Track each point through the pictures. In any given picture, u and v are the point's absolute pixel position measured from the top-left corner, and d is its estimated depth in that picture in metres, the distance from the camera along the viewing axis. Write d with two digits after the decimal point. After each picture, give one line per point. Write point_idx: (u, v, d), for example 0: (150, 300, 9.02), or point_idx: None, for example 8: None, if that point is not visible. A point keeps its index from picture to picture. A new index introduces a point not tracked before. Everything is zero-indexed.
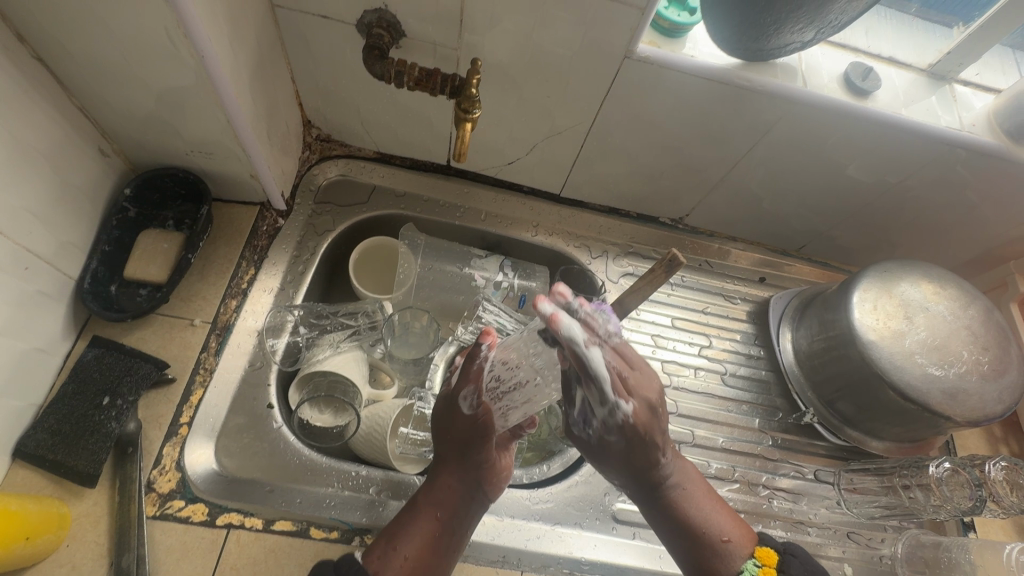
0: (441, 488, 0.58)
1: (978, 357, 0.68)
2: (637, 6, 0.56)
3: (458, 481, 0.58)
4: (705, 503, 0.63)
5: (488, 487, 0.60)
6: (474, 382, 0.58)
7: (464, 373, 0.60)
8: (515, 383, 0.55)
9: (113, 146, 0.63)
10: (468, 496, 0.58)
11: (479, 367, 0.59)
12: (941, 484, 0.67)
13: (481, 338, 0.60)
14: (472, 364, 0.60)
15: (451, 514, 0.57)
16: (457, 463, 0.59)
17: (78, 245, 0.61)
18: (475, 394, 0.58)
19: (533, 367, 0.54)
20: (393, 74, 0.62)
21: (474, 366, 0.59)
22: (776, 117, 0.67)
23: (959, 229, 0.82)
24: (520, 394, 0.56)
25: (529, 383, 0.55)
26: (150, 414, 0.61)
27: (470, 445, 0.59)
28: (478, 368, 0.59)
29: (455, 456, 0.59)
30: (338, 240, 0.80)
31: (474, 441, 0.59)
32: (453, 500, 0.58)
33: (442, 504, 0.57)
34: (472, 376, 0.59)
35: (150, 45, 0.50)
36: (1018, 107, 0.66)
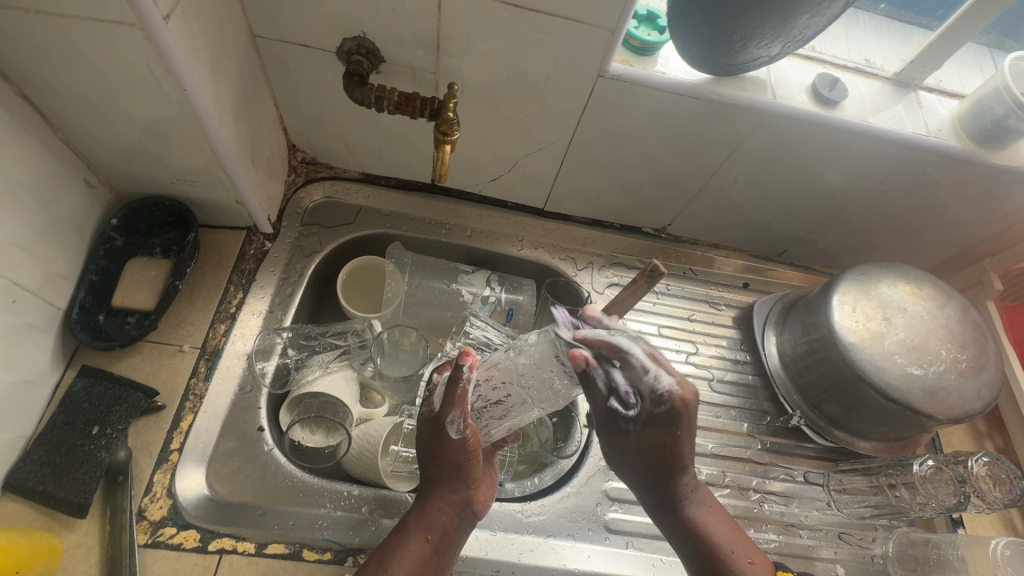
0: (434, 513, 0.58)
1: (956, 356, 0.70)
2: (607, 28, 0.58)
3: (449, 504, 0.58)
4: (721, 525, 0.61)
5: (476, 504, 0.60)
6: (460, 406, 0.54)
7: (449, 399, 0.55)
8: (502, 403, 0.54)
9: (99, 177, 0.64)
10: (457, 517, 0.59)
11: (464, 390, 0.54)
12: (925, 481, 0.69)
13: (462, 359, 0.53)
14: (455, 390, 0.54)
15: (444, 539, 0.57)
16: (446, 486, 0.58)
17: (66, 276, 0.61)
18: (463, 418, 0.55)
19: (520, 390, 0.52)
20: (374, 98, 0.63)
21: (458, 389, 0.54)
22: (748, 128, 0.69)
23: (934, 230, 0.84)
24: (505, 411, 0.55)
25: (515, 402, 0.54)
26: (140, 441, 0.62)
27: (458, 467, 0.58)
28: (463, 393, 0.54)
29: (445, 480, 0.58)
30: (326, 261, 0.81)
31: (462, 465, 0.58)
32: (445, 524, 0.57)
33: (434, 529, 0.57)
34: (457, 401, 0.54)
35: (132, 80, 0.51)
36: (981, 113, 0.68)
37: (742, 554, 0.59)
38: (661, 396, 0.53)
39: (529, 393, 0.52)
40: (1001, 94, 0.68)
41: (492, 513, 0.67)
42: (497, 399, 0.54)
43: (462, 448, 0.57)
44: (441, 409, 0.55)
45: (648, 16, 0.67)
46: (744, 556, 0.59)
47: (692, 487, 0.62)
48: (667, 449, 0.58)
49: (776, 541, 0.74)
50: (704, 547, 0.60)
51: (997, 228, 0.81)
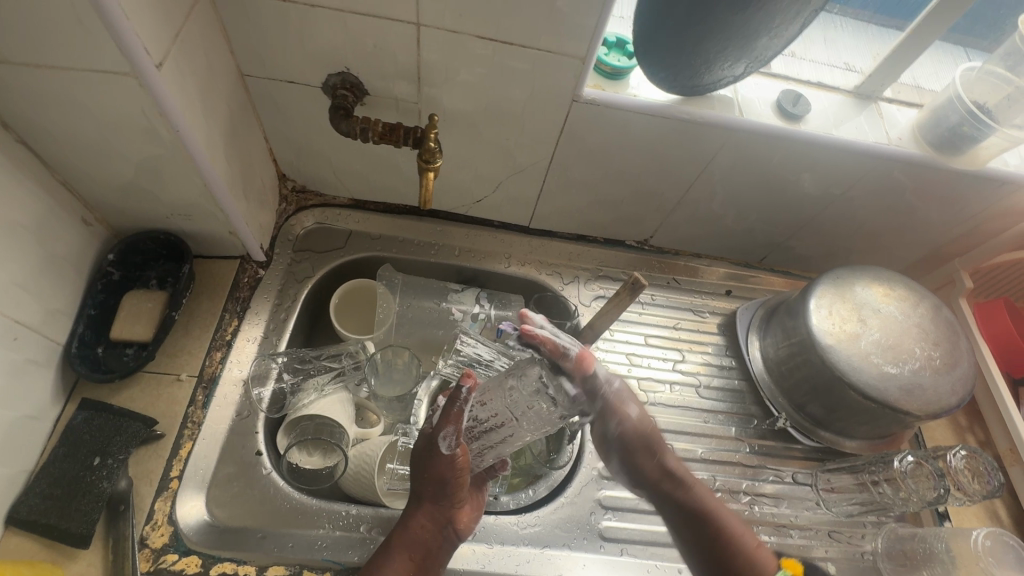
0: (415, 528, 0.60)
1: (930, 353, 0.72)
2: (577, 56, 0.62)
3: (431, 521, 0.60)
4: (715, 501, 0.69)
5: (457, 525, 0.62)
6: (453, 424, 0.57)
7: (443, 418, 0.57)
8: (491, 425, 0.58)
9: (95, 214, 0.66)
10: (438, 532, 0.61)
11: (459, 410, 0.57)
12: (906, 477, 0.71)
13: (464, 380, 0.56)
14: (450, 408, 0.57)
15: (425, 553, 0.59)
16: (431, 503, 0.60)
17: (64, 311, 0.63)
18: (455, 436, 0.57)
19: (510, 415, 0.57)
20: (358, 130, 0.66)
21: (454, 408, 0.57)
22: (719, 144, 0.72)
23: (906, 232, 0.87)
24: (495, 434, 0.59)
25: (503, 424, 0.58)
26: (141, 470, 0.63)
27: (445, 485, 0.59)
28: (459, 411, 0.57)
29: (429, 496, 0.60)
30: (319, 285, 0.83)
31: (447, 483, 0.59)
32: (426, 540, 0.60)
33: (416, 546, 0.59)
34: (452, 420, 0.57)
35: (128, 124, 0.54)
36: (938, 120, 0.72)
37: (736, 526, 0.67)
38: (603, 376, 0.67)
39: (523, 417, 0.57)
40: (954, 102, 0.71)
41: (488, 526, 0.68)
42: (491, 421, 0.58)
43: (450, 465, 0.58)
44: (436, 426, 0.57)
45: (618, 42, 0.70)
46: (745, 536, 0.66)
47: (683, 468, 0.70)
48: (648, 428, 0.71)
49: (768, 542, 0.75)
50: (709, 524, 0.66)
51: (964, 227, 0.84)
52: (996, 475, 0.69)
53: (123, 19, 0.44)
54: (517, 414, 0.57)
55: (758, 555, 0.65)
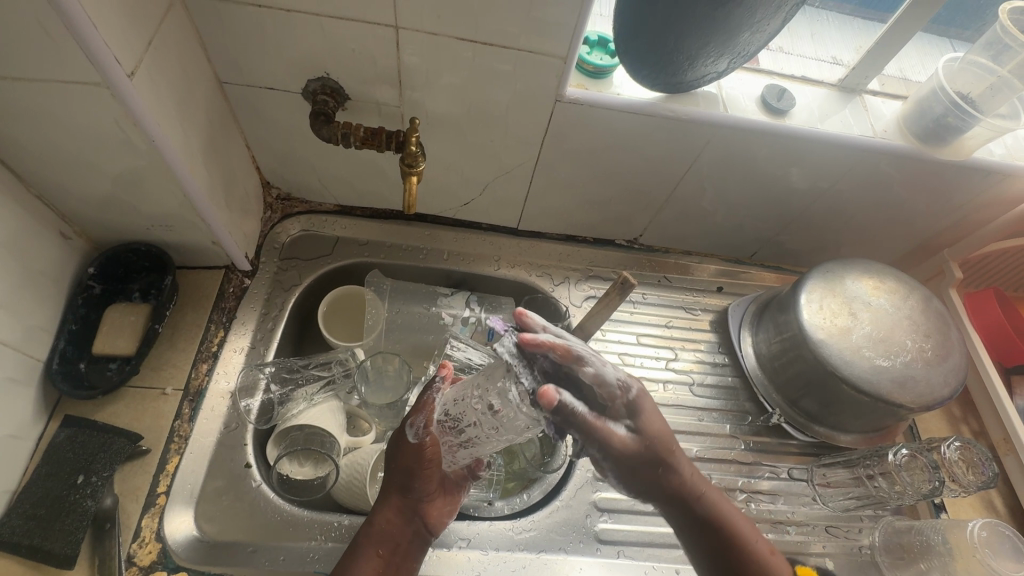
0: (381, 522, 0.58)
1: (922, 345, 0.72)
2: (559, 56, 0.61)
3: (398, 514, 0.59)
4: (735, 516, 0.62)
5: (429, 520, 0.60)
6: (422, 412, 0.59)
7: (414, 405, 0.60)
8: (461, 421, 0.54)
9: (74, 228, 0.65)
10: (406, 526, 0.59)
11: (430, 398, 0.59)
12: (900, 470, 0.71)
13: (438, 370, 0.60)
14: (422, 395, 0.60)
15: (393, 547, 0.58)
16: (400, 495, 0.60)
17: (44, 328, 0.62)
18: (423, 423, 0.58)
19: (476, 412, 0.52)
20: (340, 135, 0.65)
21: (425, 397, 0.59)
22: (705, 140, 0.72)
23: (895, 224, 0.87)
24: (468, 433, 0.54)
25: (471, 422, 0.53)
26: (126, 487, 0.62)
27: (412, 475, 0.59)
28: (430, 400, 0.59)
29: (398, 488, 0.60)
30: (306, 293, 0.82)
31: (416, 473, 0.59)
32: (394, 534, 0.58)
33: (384, 540, 0.58)
34: (421, 407, 0.59)
35: (102, 136, 0.53)
36: (922, 112, 0.72)
37: (761, 544, 0.60)
38: (620, 383, 0.58)
39: (480, 426, 0.53)
40: (938, 93, 0.71)
41: (482, 533, 0.67)
42: (455, 421, 0.55)
43: (417, 454, 0.59)
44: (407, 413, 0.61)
45: (600, 40, 0.70)
46: (757, 541, 0.60)
47: (693, 470, 0.62)
48: (664, 434, 0.59)
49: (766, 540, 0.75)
50: (720, 533, 0.60)
51: (953, 217, 0.84)
52: (990, 465, 0.69)
53: (91, 30, 0.44)
54: (476, 420, 0.53)
55: (770, 563, 0.60)
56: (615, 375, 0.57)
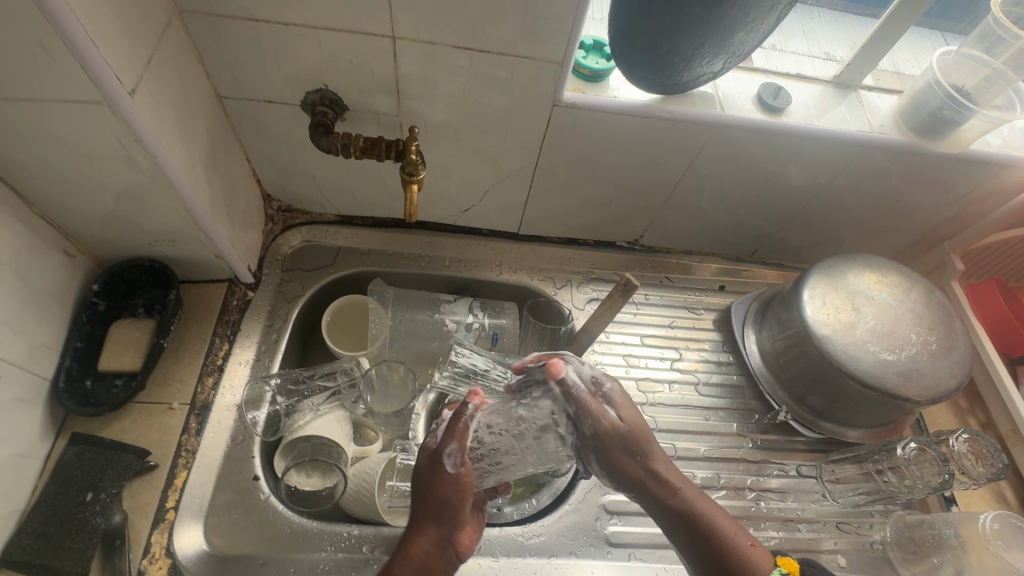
0: (416, 553, 0.56)
1: (926, 337, 0.72)
2: (555, 61, 0.61)
3: (435, 545, 0.57)
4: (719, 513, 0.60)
5: (459, 547, 0.59)
6: (459, 441, 0.57)
7: (447, 432, 0.58)
8: (499, 448, 0.57)
9: (77, 245, 0.65)
10: (441, 555, 0.57)
11: (466, 425, 0.58)
12: (910, 464, 0.70)
13: (470, 397, 0.59)
14: (454, 422, 0.58)
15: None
16: (436, 525, 0.57)
17: (50, 346, 0.62)
18: (460, 453, 0.57)
19: (516, 438, 0.56)
20: (340, 146, 0.66)
21: (459, 424, 0.58)
22: (703, 141, 0.72)
23: (895, 218, 0.87)
24: (501, 458, 0.58)
25: (507, 449, 0.57)
26: (135, 503, 0.62)
27: (449, 505, 0.57)
28: (463, 427, 0.58)
29: (433, 518, 0.57)
30: (309, 304, 0.82)
31: (452, 504, 0.57)
32: (429, 566, 0.56)
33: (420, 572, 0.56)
34: (458, 435, 0.57)
35: (105, 154, 0.53)
36: (918, 105, 0.72)
37: (743, 537, 0.59)
38: (602, 388, 0.58)
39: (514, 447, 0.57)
40: (933, 87, 0.71)
41: (492, 539, 0.67)
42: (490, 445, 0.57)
43: (454, 484, 0.57)
44: (438, 441, 0.58)
45: (595, 44, 0.71)
46: (743, 538, 0.59)
47: (672, 465, 0.61)
48: (640, 425, 0.58)
49: (777, 538, 0.75)
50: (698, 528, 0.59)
51: (952, 209, 0.84)
52: (999, 457, 0.69)
53: (93, 49, 0.44)
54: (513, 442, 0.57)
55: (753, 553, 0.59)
56: (589, 373, 0.58)
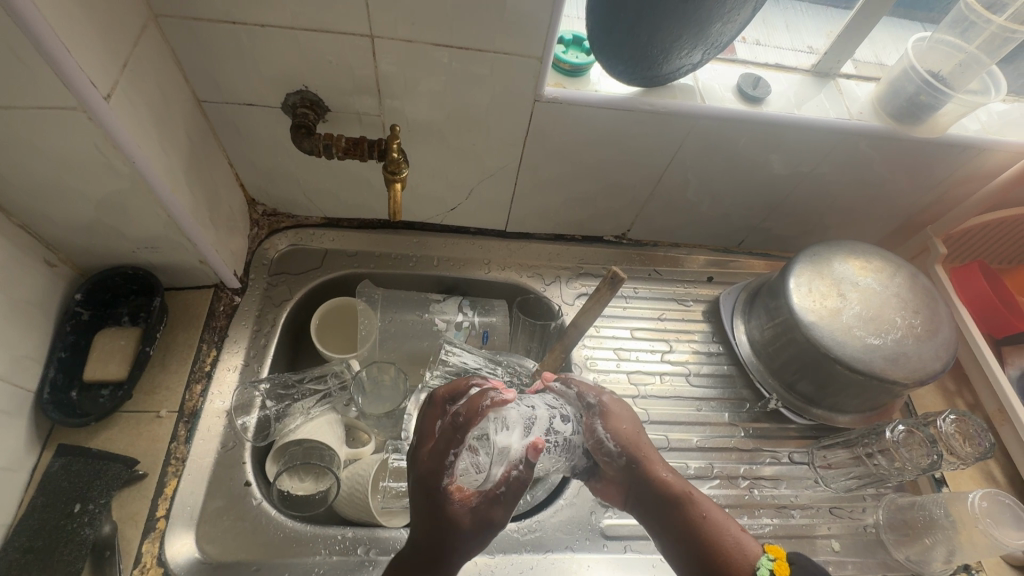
0: None
1: (911, 321, 0.73)
2: (534, 56, 0.62)
3: None
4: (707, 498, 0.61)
5: None
6: (515, 499, 0.55)
7: (506, 496, 0.54)
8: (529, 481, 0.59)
9: (59, 255, 0.64)
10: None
11: (523, 486, 0.55)
12: (899, 446, 0.71)
13: (534, 454, 0.54)
14: (516, 485, 0.54)
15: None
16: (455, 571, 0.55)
17: (33, 357, 0.62)
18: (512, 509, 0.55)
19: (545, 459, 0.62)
20: (322, 147, 0.66)
21: (518, 484, 0.54)
22: (685, 132, 0.73)
23: (878, 205, 0.88)
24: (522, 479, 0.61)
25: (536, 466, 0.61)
26: (125, 513, 0.61)
27: (475, 553, 0.55)
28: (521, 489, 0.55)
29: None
30: (297, 308, 0.82)
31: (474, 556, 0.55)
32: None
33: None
34: (515, 496, 0.55)
35: (83, 162, 0.53)
36: (896, 92, 0.73)
37: (731, 521, 0.58)
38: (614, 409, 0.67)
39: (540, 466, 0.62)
40: (910, 73, 0.72)
41: None
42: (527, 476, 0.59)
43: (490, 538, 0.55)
44: (494, 506, 0.54)
45: (574, 39, 0.71)
46: (731, 525, 0.58)
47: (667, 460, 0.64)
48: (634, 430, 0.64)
49: (771, 525, 0.75)
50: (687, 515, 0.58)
51: (934, 194, 0.85)
52: (987, 436, 0.70)
53: (64, 54, 0.44)
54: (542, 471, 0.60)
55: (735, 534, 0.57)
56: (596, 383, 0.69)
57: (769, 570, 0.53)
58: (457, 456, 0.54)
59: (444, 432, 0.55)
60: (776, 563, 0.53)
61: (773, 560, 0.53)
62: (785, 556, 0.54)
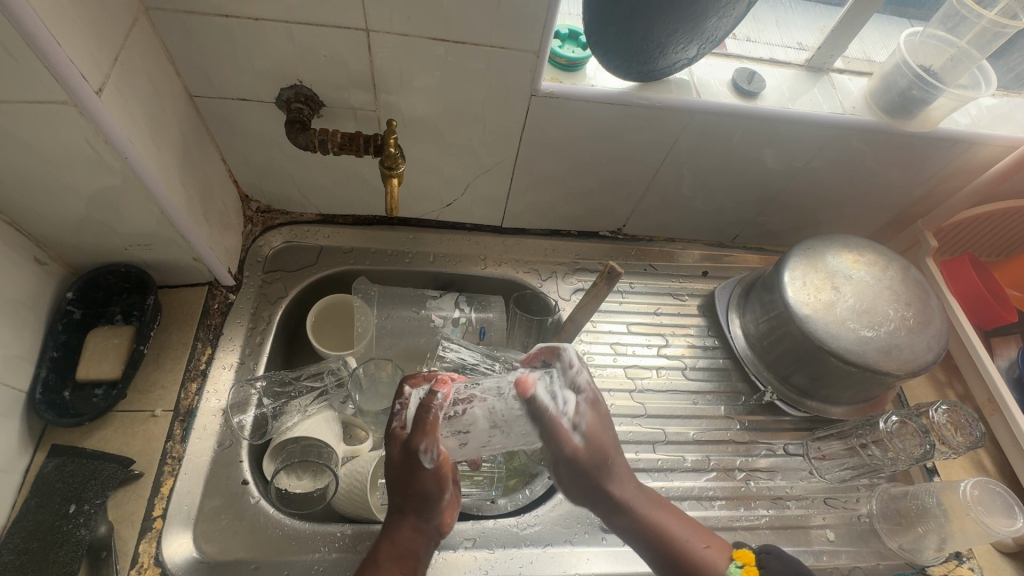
0: (401, 541, 0.56)
1: (904, 313, 0.73)
2: (531, 51, 0.61)
3: (418, 532, 0.57)
4: (671, 518, 0.60)
5: (442, 525, 0.59)
6: (431, 434, 0.53)
7: (416, 427, 0.53)
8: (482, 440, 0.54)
9: (49, 253, 0.64)
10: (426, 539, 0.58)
11: (435, 417, 0.53)
12: (892, 436, 0.73)
13: (437, 388, 0.55)
14: (424, 416, 0.53)
15: (418, 561, 0.56)
16: (416, 514, 0.57)
17: (23, 357, 0.61)
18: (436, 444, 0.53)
19: (484, 429, 0.53)
20: (318, 142, 0.65)
21: (429, 416, 0.53)
22: (681, 127, 0.73)
23: (871, 198, 0.89)
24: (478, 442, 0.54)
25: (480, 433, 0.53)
26: (121, 513, 0.60)
27: (429, 495, 0.56)
28: (433, 420, 0.53)
29: (416, 508, 0.57)
30: (292, 305, 0.81)
31: (433, 493, 0.56)
32: (417, 551, 0.57)
33: (404, 560, 0.55)
34: (430, 429, 0.53)
35: (73, 157, 0.52)
36: (887, 87, 0.74)
37: (697, 540, 0.59)
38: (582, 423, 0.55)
39: (483, 444, 0.54)
40: (901, 68, 0.73)
41: (488, 531, 0.67)
42: (461, 416, 0.53)
43: (434, 476, 0.55)
44: (410, 435, 0.53)
45: (570, 34, 0.71)
46: (699, 543, 0.59)
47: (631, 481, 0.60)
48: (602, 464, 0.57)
49: (768, 515, 0.76)
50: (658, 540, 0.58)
51: (925, 187, 0.86)
52: (977, 425, 0.71)
53: (56, 48, 0.43)
54: (487, 416, 0.52)
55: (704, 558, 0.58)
56: (574, 381, 0.55)
57: None
58: (400, 405, 0.59)
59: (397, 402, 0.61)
60: (744, 569, 0.57)
61: (742, 566, 0.57)
62: (755, 560, 0.58)
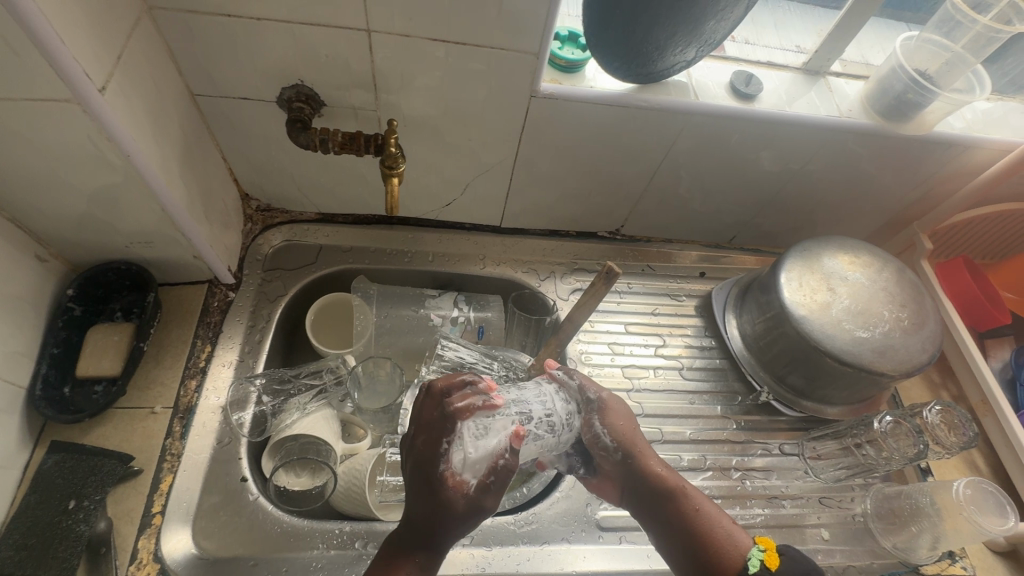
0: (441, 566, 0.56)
1: (898, 314, 0.74)
2: (531, 52, 0.62)
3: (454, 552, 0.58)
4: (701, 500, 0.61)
5: None
6: (506, 481, 0.55)
7: (498, 479, 0.54)
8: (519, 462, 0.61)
9: (49, 249, 0.64)
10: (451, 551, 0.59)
11: (513, 468, 0.55)
12: (886, 436, 0.73)
13: (511, 439, 0.54)
14: (503, 470, 0.54)
15: None
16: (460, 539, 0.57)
17: (23, 353, 0.61)
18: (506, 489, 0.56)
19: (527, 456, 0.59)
20: (318, 141, 0.65)
21: (508, 469, 0.54)
22: (679, 129, 0.74)
23: (867, 200, 0.89)
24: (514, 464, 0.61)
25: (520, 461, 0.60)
26: (120, 509, 0.61)
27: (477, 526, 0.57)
28: (511, 472, 0.55)
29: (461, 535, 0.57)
30: (292, 303, 0.81)
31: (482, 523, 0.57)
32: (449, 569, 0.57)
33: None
34: (506, 477, 0.55)
35: (75, 154, 0.52)
36: (884, 90, 0.74)
37: (723, 520, 0.59)
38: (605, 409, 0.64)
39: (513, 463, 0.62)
40: (898, 71, 0.73)
41: (486, 529, 0.68)
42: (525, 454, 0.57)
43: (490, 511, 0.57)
44: (489, 489, 0.54)
45: (570, 36, 0.72)
46: (722, 523, 0.59)
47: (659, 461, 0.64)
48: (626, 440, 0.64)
49: (763, 515, 0.76)
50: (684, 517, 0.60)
51: (921, 189, 0.87)
52: (970, 426, 0.72)
53: (60, 45, 0.43)
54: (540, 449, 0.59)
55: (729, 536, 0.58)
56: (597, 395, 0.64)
57: (760, 560, 0.55)
58: (450, 445, 0.54)
59: (436, 420, 0.56)
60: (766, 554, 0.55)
61: (764, 551, 0.55)
62: (775, 547, 0.56)
